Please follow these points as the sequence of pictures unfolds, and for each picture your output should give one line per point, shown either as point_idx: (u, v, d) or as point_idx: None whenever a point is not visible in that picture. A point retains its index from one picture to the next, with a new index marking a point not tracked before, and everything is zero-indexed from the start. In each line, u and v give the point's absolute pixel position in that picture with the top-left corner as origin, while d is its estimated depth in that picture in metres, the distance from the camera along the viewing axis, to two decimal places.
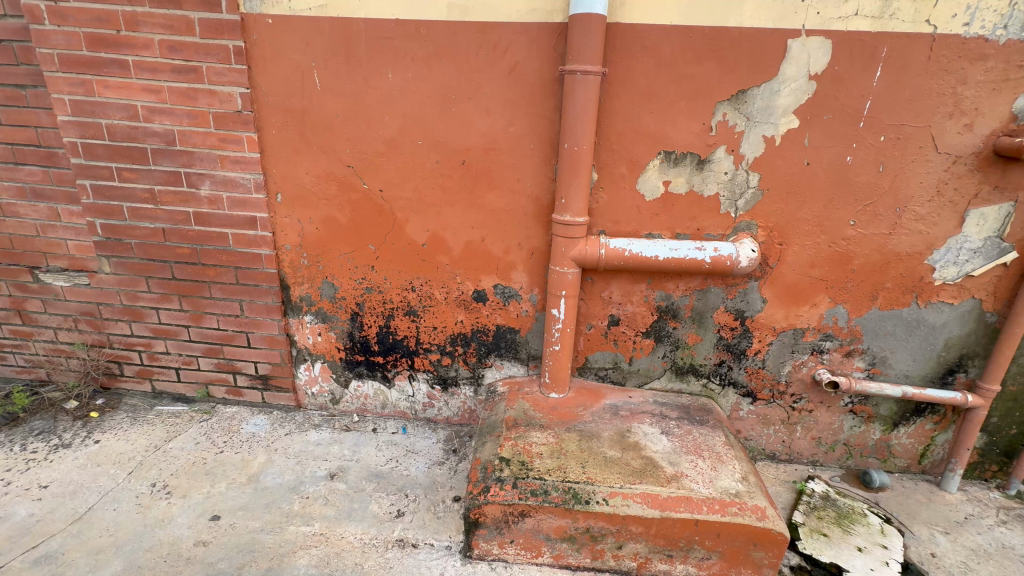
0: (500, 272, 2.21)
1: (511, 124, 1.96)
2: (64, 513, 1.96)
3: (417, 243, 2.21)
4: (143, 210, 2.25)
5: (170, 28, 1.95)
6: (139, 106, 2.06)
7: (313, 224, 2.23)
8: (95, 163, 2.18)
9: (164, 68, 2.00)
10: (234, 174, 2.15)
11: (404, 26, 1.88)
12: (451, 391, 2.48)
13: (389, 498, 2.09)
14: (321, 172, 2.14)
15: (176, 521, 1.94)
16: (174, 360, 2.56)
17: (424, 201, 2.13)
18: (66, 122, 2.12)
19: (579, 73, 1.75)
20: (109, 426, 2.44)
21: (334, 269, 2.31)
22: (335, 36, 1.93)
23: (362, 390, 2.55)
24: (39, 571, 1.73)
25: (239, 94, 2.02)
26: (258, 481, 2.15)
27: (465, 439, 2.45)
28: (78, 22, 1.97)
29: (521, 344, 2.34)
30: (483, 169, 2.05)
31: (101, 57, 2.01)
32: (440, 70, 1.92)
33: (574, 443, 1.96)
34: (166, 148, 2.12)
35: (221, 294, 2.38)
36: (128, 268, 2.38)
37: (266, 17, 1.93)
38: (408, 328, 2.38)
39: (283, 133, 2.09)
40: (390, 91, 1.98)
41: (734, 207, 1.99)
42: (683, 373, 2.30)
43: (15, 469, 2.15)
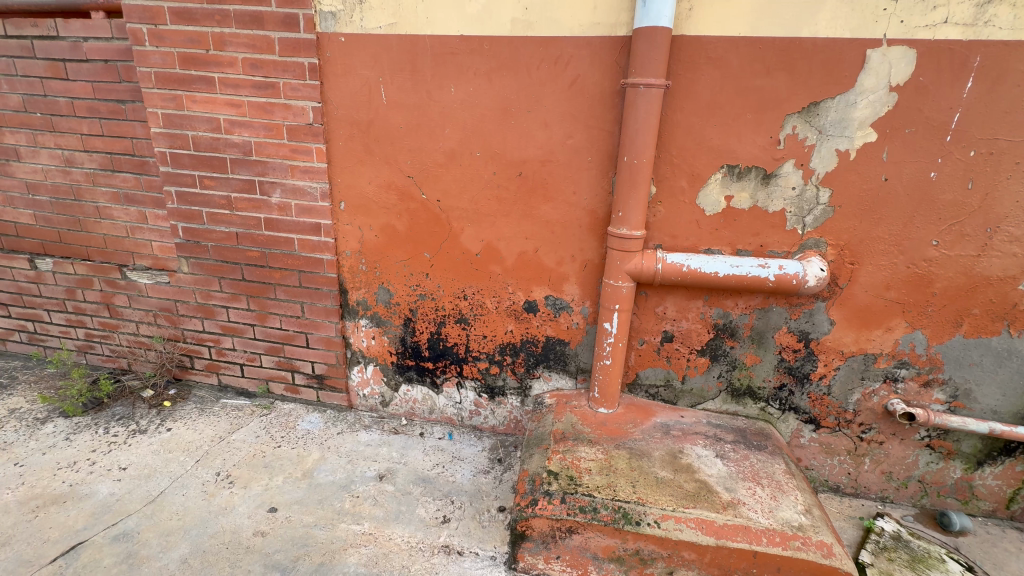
0: (552, 283, 2.21)
1: (569, 137, 1.97)
2: (140, 494, 2.11)
3: (471, 252, 2.25)
4: (220, 215, 2.41)
5: (253, 47, 2.09)
6: (222, 119, 2.22)
7: (373, 231, 2.31)
8: (180, 172, 2.36)
9: (245, 84, 2.15)
10: (303, 183, 2.27)
11: (469, 42, 1.94)
12: (498, 400, 2.50)
13: (435, 503, 2.12)
14: (383, 181, 2.22)
15: (237, 510, 2.05)
16: (240, 356, 2.72)
17: (480, 211, 2.16)
18: (158, 134, 2.31)
19: (642, 86, 1.73)
20: (180, 415, 2.61)
21: (390, 275, 2.38)
22: (402, 52, 2.01)
23: (411, 394, 2.60)
24: (118, 547, 1.87)
25: (311, 108, 2.14)
26: (312, 477, 2.23)
27: (510, 449, 2.45)
28: (174, 43, 2.16)
29: (570, 356, 2.32)
30: (539, 181, 2.06)
31: (191, 74, 2.19)
32: (501, 83, 1.96)
33: (624, 460, 1.91)
34: (243, 158, 2.27)
35: (285, 295, 2.51)
36: (203, 269, 2.56)
37: (339, 36, 2.04)
38: (459, 335, 2.41)
39: (350, 145, 2.19)
40: (452, 104, 2.03)
41: (801, 223, 1.91)
42: (739, 395, 2.21)
43: (99, 450, 2.34)
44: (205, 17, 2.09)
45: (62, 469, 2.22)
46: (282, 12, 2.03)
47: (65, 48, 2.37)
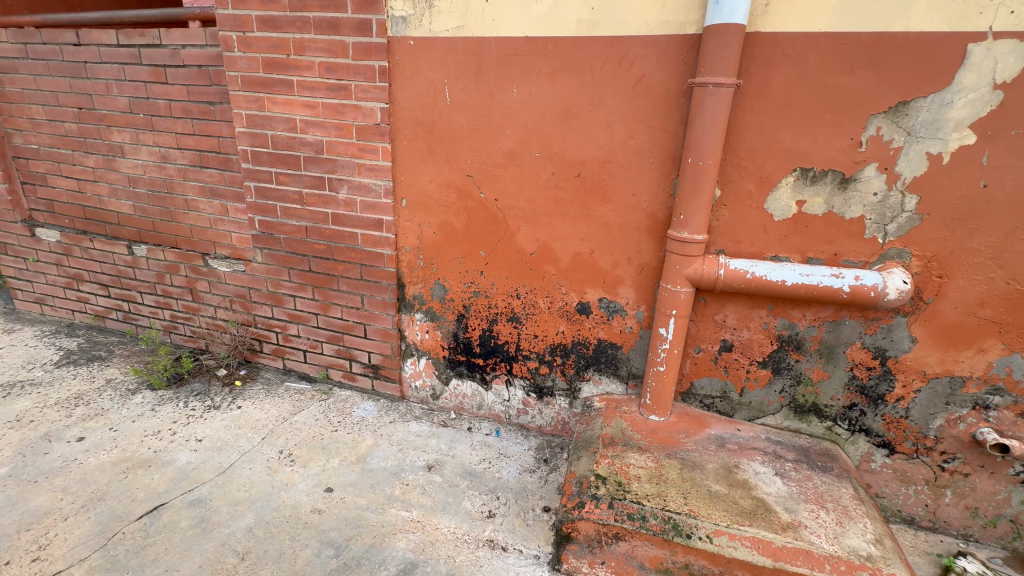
0: (606, 285, 2.19)
1: (630, 138, 1.94)
2: (213, 465, 2.28)
3: (526, 252, 2.26)
4: (292, 209, 2.57)
5: (329, 51, 2.21)
6: (298, 120, 2.37)
7: (431, 228, 2.38)
8: (259, 168, 2.54)
9: (320, 87, 2.28)
10: (368, 180, 2.38)
11: (533, 43, 1.95)
12: (546, 400, 2.50)
13: (481, 498, 2.15)
14: (443, 180, 2.28)
15: (297, 486, 2.18)
16: (304, 343, 2.88)
17: (537, 211, 2.17)
18: (242, 133, 2.50)
19: (711, 85, 1.68)
20: (249, 394, 2.81)
21: (446, 272, 2.44)
22: (467, 54, 2.06)
23: (461, 389, 2.66)
24: (193, 511, 2.04)
25: (379, 109, 2.24)
26: (365, 462, 2.33)
27: (556, 450, 2.44)
28: (259, 49, 2.32)
29: (622, 360, 2.29)
30: (598, 182, 2.04)
31: (272, 78, 2.35)
32: (564, 84, 1.96)
33: (675, 470, 1.85)
34: (315, 156, 2.41)
35: (347, 287, 2.63)
36: (275, 259, 2.73)
37: (409, 39, 2.12)
38: (510, 333, 2.44)
39: (413, 144, 2.26)
40: (514, 105, 2.06)
41: (883, 231, 1.77)
42: (803, 412, 2.09)
43: (179, 421, 2.56)
44: (287, 24, 2.24)
45: (148, 436, 2.45)
46: (357, 17, 2.13)
47: (166, 55, 2.61)
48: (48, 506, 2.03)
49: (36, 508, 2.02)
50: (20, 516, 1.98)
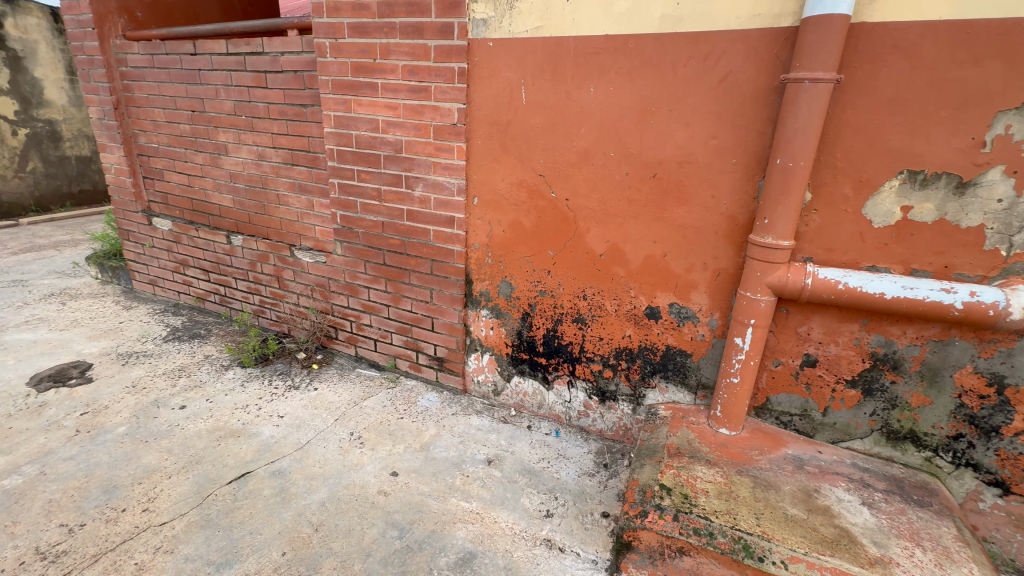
0: (678, 290, 2.12)
1: (712, 138, 1.87)
2: (292, 440, 2.47)
3: (596, 253, 2.24)
4: (371, 205, 2.71)
5: (412, 55, 2.31)
6: (381, 120, 2.50)
7: (501, 226, 2.42)
8: (343, 166, 2.71)
9: (403, 88, 2.38)
10: (442, 178, 2.46)
11: (613, 41, 1.93)
12: (608, 405, 2.45)
13: (540, 497, 2.15)
14: (515, 179, 2.31)
15: (365, 468, 2.30)
16: (375, 332, 3.03)
17: (608, 212, 2.14)
18: (330, 134, 2.68)
19: (807, 81, 1.57)
20: (324, 377, 3.01)
21: (513, 270, 2.47)
22: (545, 54, 2.07)
23: (522, 386, 2.68)
24: (275, 482, 2.21)
25: (456, 109, 2.30)
26: (428, 451, 2.41)
27: (617, 456, 2.40)
28: (349, 54, 2.47)
29: (691, 369, 2.21)
30: (674, 183, 1.98)
31: (360, 81, 2.49)
32: (643, 82, 1.92)
33: (747, 488, 1.75)
34: (394, 155, 2.53)
35: (417, 281, 2.74)
36: (353, 252, 2.90)
37: (489, 41, 2.16)
38: (575, 334, 2.42)
39: (487, 144, 2.31)
40: (590, 104, 2.04)
41: (1007, 242, 1.57)
42: (897, 438, 1.90)
43: (264, 398, 2.79)
44: (375, 30, 2.36)
45: (238, 409, 2.69)
46: (440, 21, 2.21)
47: (267, 62, 2.84)
48: (157, 464, 2.29)
49: (147, 465, 2.28)
50: (134, 470, 2.25)
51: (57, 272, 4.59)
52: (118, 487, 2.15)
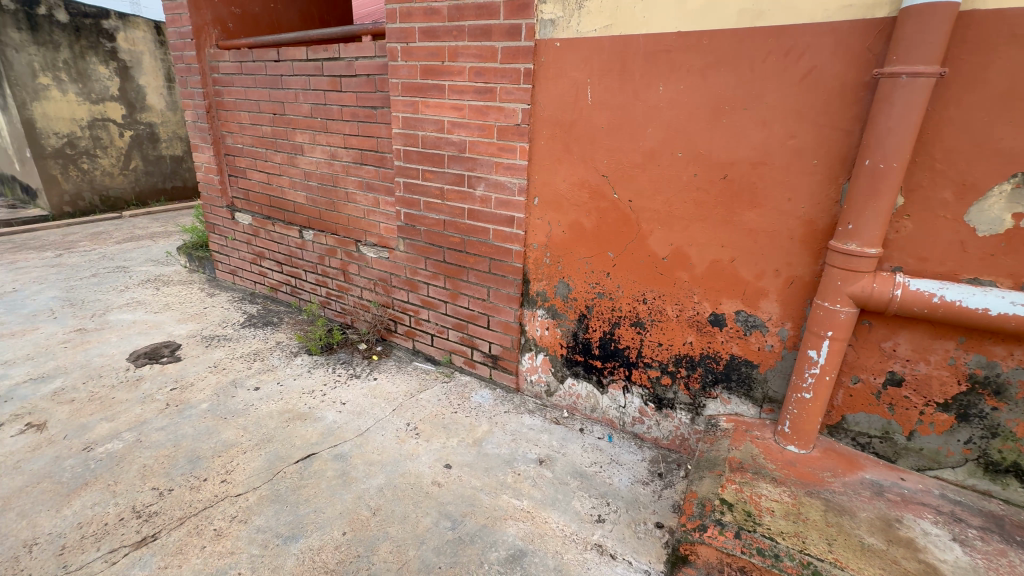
0: (746, 297, 2.02)
1: (791, 137, 1.77)
2: (353, 426, 2.59)
3: (658, 256, 2.18)
4: (433, 204, 2.79)
5: (480, 57, 2.36)
6: (446, 121, 2.56)
7: (561, 227, 2.41)
8: (408, 165, 2.81)
9: (469, 90, 2.44)
10: (504, 178, 2.49)
11: (686, 38, 1.87)
12: (665, 412, 2.38)
13: (591, 501, 2.13)
14: (577, 180, 2.29)
15: (421, 458, 2.37)
16: (432, 327, 3.12)
17: (673, 214, 2.08)
18: (398, 134, 2.78)
19: (905, 75, 1.45)
20: (383, 368, 3.14)
21: (571, 271, 2.45)
22: (613, 53, 2.04)
23: (576, 389, 2.66)
24: (337, 464, 2.33)
25: (521, 110, 2.32)
26: (481, 447, 2.45)
27: (672, 466, 2.33)
28: (419, 57, 2.56)
29: (757, 380, 2.10)
30: (747, 185, 1.89)
31: (428, 83, 2.57)
32: (717, 80, 1.85)
33: (818, 512, 1.63)
34: (458, 155, 2.59)
35: (475, 279, 2.79)
36: (415, 249, 2.99)
37: (556, 42, 2.16)
38: (632, 339, 2.37)
39: (550, 144, 2.31)
40: (658, 103, 1.99)
41: None
42: (997, 471, 1.72)
43: (328, 384, 2.95)
44: (445, 33, 2.43)
45: (305, 394, 2.85)
46: (508, 23, 2.24)
47: (342, 67, 3.00)
48: (234, 439, 2.48)
49: (225, 440, 2.48)
50: (214, 443, 2.45)
51: (153, 260, 5.08)
52: (201, 458, 2.35)
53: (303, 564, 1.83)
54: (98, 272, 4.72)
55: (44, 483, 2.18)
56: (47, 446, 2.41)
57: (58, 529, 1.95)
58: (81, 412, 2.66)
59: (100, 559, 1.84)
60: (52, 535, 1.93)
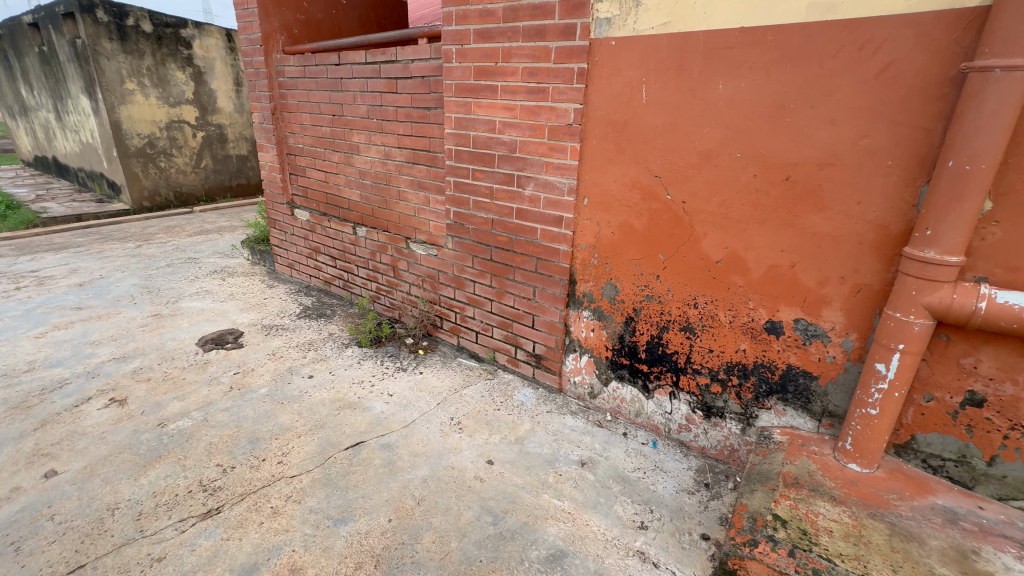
0: (807, 305, 1.92)
1: (863, 136, 1.67)
2: (400, 418, 2.67)
3: (712, 259, 2.11)
4: (482, 203, 2.83)
5: (533, 57, 2.37)
6: (498, 121, 2.59)
7: (610, 228, 2.38)
8: (459, 165, 2.86)
9: (521, 90, 2.45)
10: (554, 178, 2.49)
11: (749, 33, 1.80)
12: (714, 421, 2.31)
13: (634, 506, 2.09)
14: (629, 180, 2.26)
15: (464, 453, 2.41)
16: (477, 325, 3.17)
17: (730, 216, 2.01)
18: (450, 134, 2.84)
19: (998, 69, 1.33)
20: (429, 363, 3.21)
21: (620, 272, 2.42)
22: (671, 51, 2.00)
23: (620, 392, 2.62)
24: (384, 453, 2.41)
25: (573, 110, 2.32)
26: (523, 445, 2.47)
27: (720, 477, 2.25)
28: (473, 59, 2.60)
29: (816, 393, 2.00)
30: (812, 186, 1.80)
31: (481, 84, 2.60)
32: (782, 77, 1.77)
33: (882, 536, 1.53)
34: (508, 155, 2.61)
35: (522, 278, 2.80)
36: (463, 247, 3.05)
37: (611, 40, 2.14)
38: (681, 344, 2.31)
39: (602, 144, 2.29)
40: (717, 102, 1.93)
41: None
42: None
43: (377, 376, 3.06)
44: (500, 35, 2.46)
45: (355, 384, 2.97)
46: (563, 23, 2.24)
47: (399, 69, 3.10)
48: (290, 424, 2.62)
49: (282, 424, 2.62)
50: (272, 426, 2.59)
51: (219, 253, 5.43)
52: (260, 440, 2.50)
53: (352, 546, 1.91)
54: (172, 262, 5.10)
55: (125, 454, 2.39)
56: (127, 420, 2.63)
57: (136, 496, 2.13)
58: (156, 390, 2.88)
59: (172, 527, 1.99)
60: (131, 501, 2.11)
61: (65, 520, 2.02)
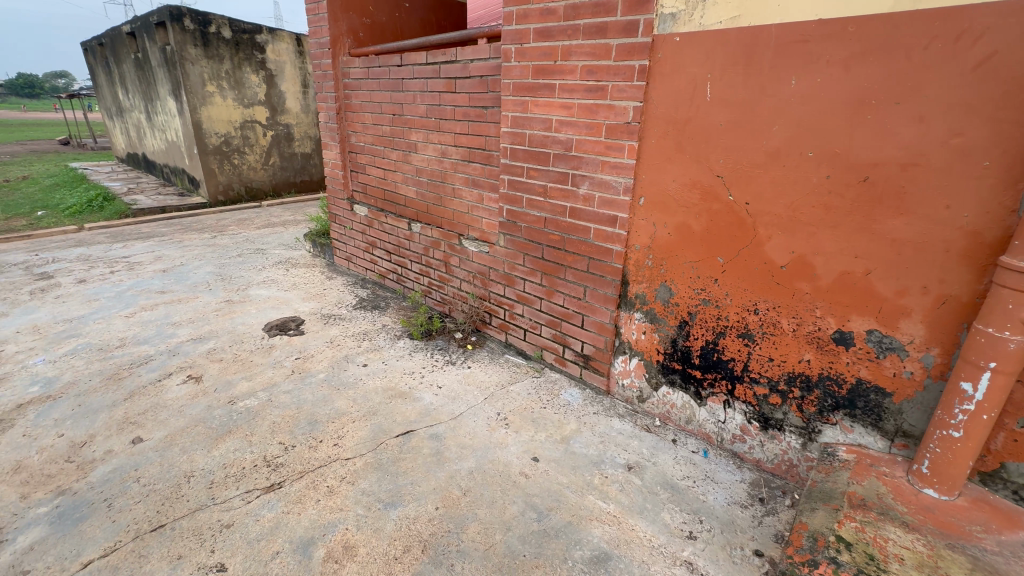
0: (882, 316, 1.80)
1: (956, 135, 1.54)
2: (448, 410, 2.74)
3: (776, 264, 2.01)
4: (535, 201, 2.84)
5: (593, 55, 2.35)
6: (554, 120, 2.59)
7: (666, 229, 2.33)
8: (514, 164, 2.89)
9: (579, 88, 2.44)
10: (609, 178, 2.46)
11: (827, 26, 1.70)
12: (771, 434, 2.20)
13: (682, 515, 2.04)
14: (688, 180, 2.19)
15: (509, 448, 2.44)
16: (525, 322, 3.18)
17: (798, 219, 1.91)
18: (506, 133, 2.87)
19: None
20: (477, 358, 3.27)
21: (675, 275, 2.36)
22: (739, 46, 1.92)
23: (670, 397, 2.55)
24: (432, 443, 2.48)
25: (632, 108, 2.28)
26: (568, 444, 2.46)
27: (776, 493, 2.14)
28: (532, 57, 2.62)
29: (888, 411, 1.86)
30: (893, 188, 1.68)
31: (539, 83, 2.62)
32: (863, 72, 1.66)
33: (963, 569, 1.40)
34: (563, 153, 2.61)
35: (573, 278, 2.79)
36: (514, 245, 3.08)
37: (675, 36, 2.08)
38: (739, 351, 2.22)
39: (661, 143, 2.24)
40: (788, 98, 1.84)
41: None
42: None
43: (427, 367, 3.15)
44: (560, 33, 2.46)
45: (406, 374, 3.08)
46: (625, 19, 2.21)
47: (458, 69, 3.16)
48: (345, 409, 2.75)
49: (338, 408, 2.75)
50: (329, 410, 2.73)
51: (284, 245, 5.77)
52: (318, 422, 2.64)
53: (401, 530, 1.98)
54: (242, 252, 5.48)
55: (199, 427, 2.59)
56: (202, 395, 2.86)
57: (209, 466, 2.32)
58: (228, 370, 3.11)
59: (239, 497, 2.15)
60: (205, 471, 2.29)
61: (148, 483, 2.22)
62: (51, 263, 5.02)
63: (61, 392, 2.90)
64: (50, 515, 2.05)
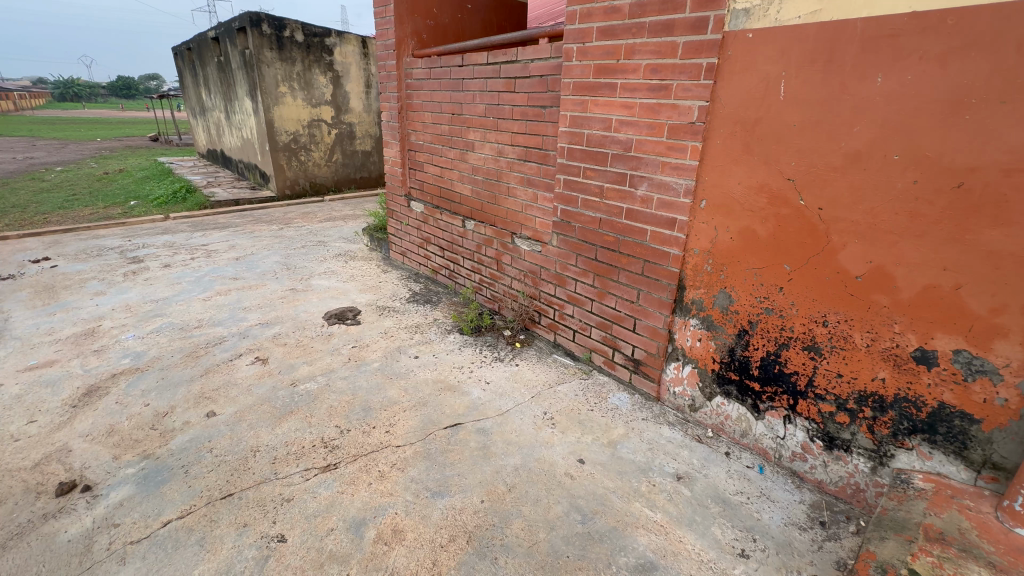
0: (973, 335, 1.64)
1: None
2: (495, 405, 2.78)
3: (850, 274, 1.89)
4: (591, 201, 2.82)
5: (658, 53, 2.30)
6: (614, 119, 2.56)
7: (729, 233, 2.24)
8: (571, 163, 2.88)
9: (642, 87, 2.40)
10: (670, 179, 2.39)
11: (922, 19, 1.58)
12: (836, 454, 2.07)
13: (734, 531, 1.96)
14: (755, 183, 2.10)
15: (555, 448, 2.44)
16: (575, 323, 3.17)
17: (878, 226, 1.78)
18: (564, 132, 2.86)
19: None
20: (525, 356, 3.29)
21: (736, 281, 2.27)
22: (819, 41, 1.81)
23: (725, 408, 2.46)
24: (479, 437, 2.52)
25: (697, 107, 2.21)
26: (615, 449, 2.43)
27: (839, 517, 2.01)
28: (593, 56, 2.59)
29: (975, 439, 1.71)
30: (992, 196, 1.53)
31: (600, 82, 2.59)
32: (962, 68, 1.53)
33: None
34: (622, 153, 2.57)
35: (626, 280, 2.75)
36: (567, 245, 3.06)
37: (748, 33, 2.00)
38: (803, 364, 2.10)
39: (727, 144, 2.15)
40: (873, 97, 1.72)
41: None
42: None
43: (476, 362, 3.20)
44: (624, 31, 2.42)
45: (456, 368, 3.15)
46: (694, 16, 2.14)
47: (518, 69, 3.19)
48: (397, 398, 2.85)
49: (390, 397, 2.86)
50: (382, 398, 2.84)
51: (344, 238, 6.05)
52: (372, 409, 2.75)
53: (447, 519, 2.03)
54: (306, 244, 5.79)
55: (265, 405, 2.77)
56: (268, 376, 3.06)
57: (272, 443, 2.47)
58: (291, 354, 3.31)
59: (299, 474, 2.28)
60: (269, 447, 2.45)
61: (220, 454, 2.40)
62: (141, 248, 5.52)
63: (148, 365, 3.19)
64: (137, 476, 2.27)
